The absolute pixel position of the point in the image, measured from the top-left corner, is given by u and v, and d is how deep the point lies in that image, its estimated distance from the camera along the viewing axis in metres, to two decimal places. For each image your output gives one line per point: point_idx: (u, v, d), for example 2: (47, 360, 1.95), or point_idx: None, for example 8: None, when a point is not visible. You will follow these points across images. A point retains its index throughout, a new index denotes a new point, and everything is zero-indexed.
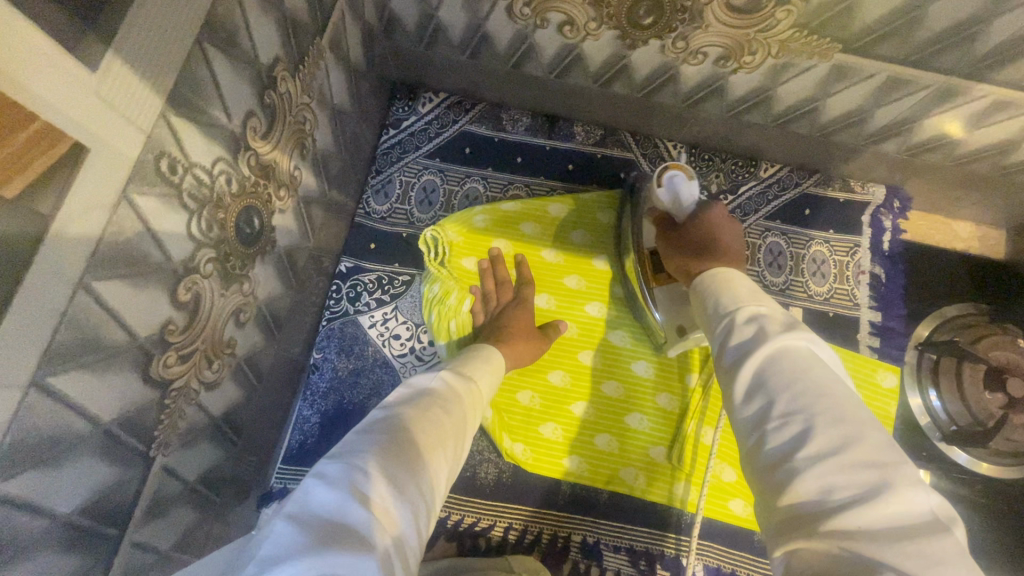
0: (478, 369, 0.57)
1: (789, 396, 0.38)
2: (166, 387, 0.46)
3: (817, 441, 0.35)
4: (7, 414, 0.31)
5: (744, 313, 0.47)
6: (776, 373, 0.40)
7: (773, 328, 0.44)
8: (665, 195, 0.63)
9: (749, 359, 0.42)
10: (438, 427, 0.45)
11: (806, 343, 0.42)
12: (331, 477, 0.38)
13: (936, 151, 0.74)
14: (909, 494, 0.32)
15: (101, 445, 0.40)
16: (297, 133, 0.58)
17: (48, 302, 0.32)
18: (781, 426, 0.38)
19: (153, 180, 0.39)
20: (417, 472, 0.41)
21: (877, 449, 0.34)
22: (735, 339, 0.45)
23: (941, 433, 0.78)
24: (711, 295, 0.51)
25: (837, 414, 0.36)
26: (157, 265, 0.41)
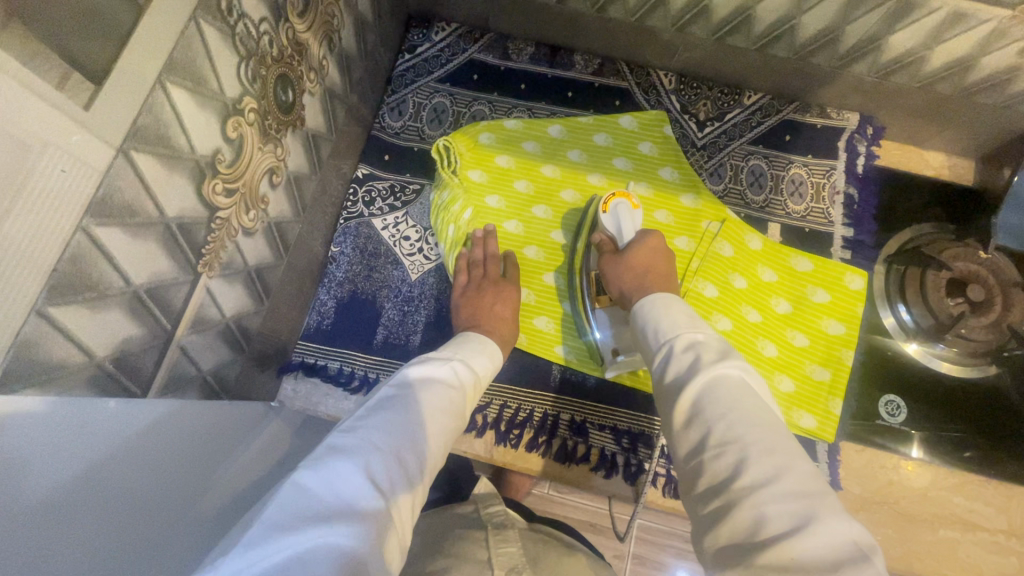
0: (480, 362, 0.63)
1: (723, 429, 0.49)
2: (213, 212, 0.54)
3: (747, 475, 0.45)
4: (102, 165, 0.39)
5: (682, 341, 0.58)
6: (710, 406, 0.51)
7: (704, 356, 0.56)
8: (611, 219, 0.78)
9: (687, 387, 0.54)
10: (439, 423, 0.52)
11: (736, 372, 0.54)
12: (343, 456, 0.43)
13: (903, 72, 0.81)
14: (829, 522, 0.41)
15: (163, 235, 0.48)
16: (326, 24, 0.66)
17: (136, 83, 0.40)
18: (715, 456, 0.48)
19: (214, 14, 0.47)
20: (420, 465, 0.48)
21: (797, 481, 0.44)
22: (677, 367, 0.56)
23: (909, 339, 0.84)
24: (648, 320, 0.63)
25: (768, 450, 0.47)
26: (213, 93, 0.49)
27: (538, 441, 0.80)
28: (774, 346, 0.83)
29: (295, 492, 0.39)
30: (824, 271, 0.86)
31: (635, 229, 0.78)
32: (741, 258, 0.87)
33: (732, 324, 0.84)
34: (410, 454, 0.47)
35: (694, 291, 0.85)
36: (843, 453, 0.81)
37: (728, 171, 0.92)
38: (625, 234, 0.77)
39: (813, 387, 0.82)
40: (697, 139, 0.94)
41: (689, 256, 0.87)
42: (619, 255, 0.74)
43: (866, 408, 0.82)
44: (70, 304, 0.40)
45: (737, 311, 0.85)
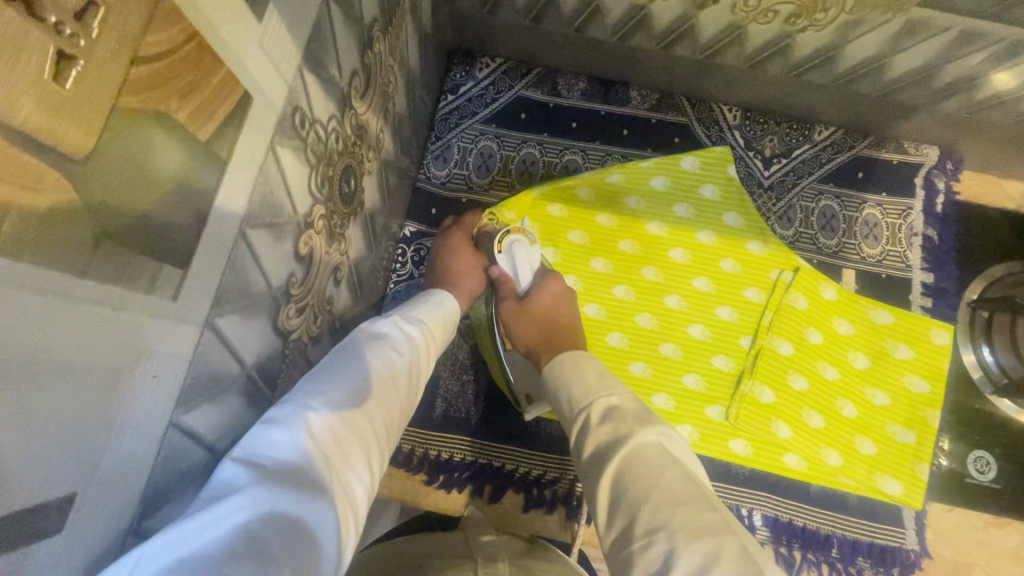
0: (433, 318, 0.59)
1: (649, 514, 0.45)
2: (287, 338, 0.48)
3: (679, 564, 0.41)
4: (189, 350, 0.33)
5: (594, 409, 0.55)
6: (631, 488, 0.47)
7: (622, 427, 0.52)
8: (508, 258, 0.76)
9: (604, 467, 0.50)
10: (387, 381, 0.48)
11: (655, 437, 0.51)
12: (280, 420, 0.40)
13: (998, 108, 0.75)
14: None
15: (244, 388, 0.42)
16: (383, 94, 0.59)
17: (219, 245, 0.34)
18: (646, 546, 0.43)
19: (289, 134, 0.40)
20: (368, 423, 0.44)
21: (738, 564, 0.40)
22: (597, 442, 0.53)
23: (993, 386, 0.80)
24: (561, 389, 0.60)
25: (694, 526, 0.43)
26: (288, 218, 0.43)
27: None
28: (853, 406, 0.79)
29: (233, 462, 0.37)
30: (906, 324, 0.81)
31: (531, 267, 0.76)
32: (816, 310, 0.82)
33: (809, 383, 0.80)
34: (356, 409, 0.43)
35: (768, 349, 0.80)
36: (931, 514, 0.78)
37: (798, 214, 0.86)
38: (523, 273, 0.75)
39: (895, 449, 0.78)
40: (763, 179, 0.88)
41: (761, 309, 0.82)
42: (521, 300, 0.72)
43: (955, 464, 0.79)
44: (164, 507, 0.35)
45: (812, 368, 0.80)
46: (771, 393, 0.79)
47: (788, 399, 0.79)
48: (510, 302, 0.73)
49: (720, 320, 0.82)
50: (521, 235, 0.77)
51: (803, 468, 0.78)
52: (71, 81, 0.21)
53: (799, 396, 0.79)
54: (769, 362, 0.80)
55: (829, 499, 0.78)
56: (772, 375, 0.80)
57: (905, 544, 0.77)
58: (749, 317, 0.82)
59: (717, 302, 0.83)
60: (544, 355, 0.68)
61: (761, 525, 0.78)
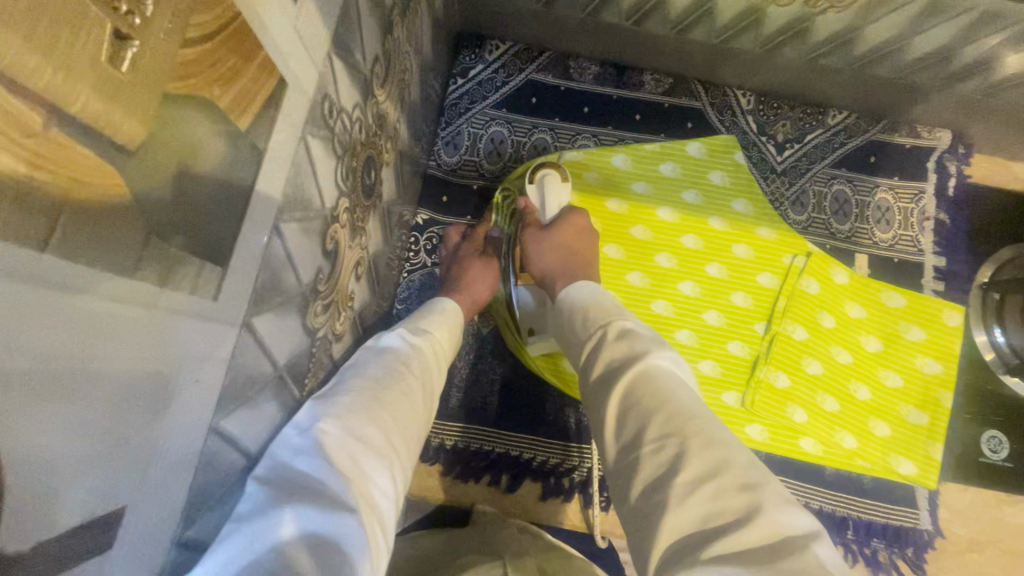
0: (437, 328, 0.57)
1: (662, 420, 0.43)
2: (314, 336, 0.47)
3: (688, 466, 0.39)
4: (227, 350, 0.32)
5: (612, 329, 0.53)
6: (643, 399, 0.45)
7: (636, 343, 0.50)
8: (537, 191, 0.75)
9: (616, 383, 0.47)
10: (401, 394, 0.45)
11: (670, 363, 0.49)
12: (298, 444, 0.37)
13: (1013, 91, 0.75)
14: (774, 516, 0.36)
15: (277, 388, 0.40)
16: (401, 82, 0.57)
17: (255, 243, 0.32)
18: (657, 450, 0.41)
19: (319, 123, 0.38)
20: (390, 439, 0.41)
21: (747, 472, 0.39)
22: (608, 358, 0.50)
23: (1006, 367, 0.80)
24: (576, 309, 0.58)
25: (707, 435, 0.41)
26: (317, 210, 0.41)
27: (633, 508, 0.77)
28: (867, 389, 0.79)
29: (257, 488, 0.35)
30: (919, 307, 0.81)
31: (560, 204, 0.75)
32: (829, 295, 0.81)
33: (824, 367, 0.79)
34: (377, 425, 0.41)
35: (785, 334, 0.80)
36: (946, 494, 0.79)
37: (811, 199, 0.86)
38: (549, 207, 0.74)
39: (910, 431, 0.78)
40: (776, 164, 0.87)
41: (774, 294, 0.81)
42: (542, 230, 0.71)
43: (970, 446, 0.79)
44: (203, 515, 0.33)
45: (827, 353, 0.80)
46: (786, 377, 0.79)
47: (804, 383, 0.79)
48: (531, 228, 0.72)
49: (735, 306, 0.81)
50: (554, 171, 0.77)
51: (819, 452, 0.77)
52: (128, 63, 0.19)
53: (817, 381, 0.79)
54: (785, 348, 0.79)
55: (846, 483, 0.78)
56: (787, 360, 0.79)
57: (919, 524, 0.77)
58: (765, 302, 0.81)
59: (730, 288, 0.82)
60: (559, 282, 0.65)
61: None
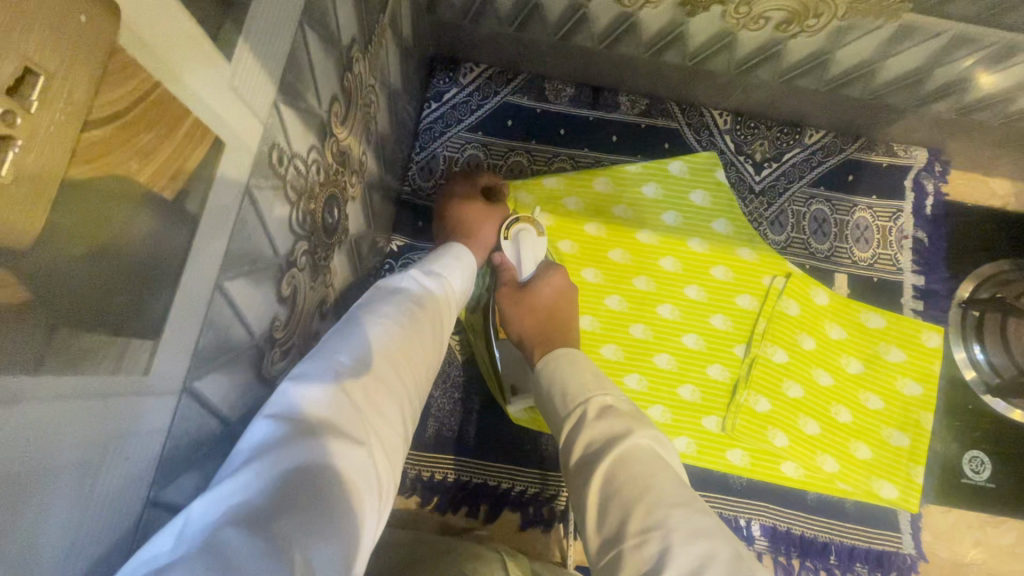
0: (450, 273, 0.56)
1: (645, 512, 0.42)
2: (272, 383, 0.45)
3: (672, 565, 0.39)
4: (165, 420, 0.31)
5: (590, 405, 0.51)
6: (624, 488, 0.44)
7: (616, 426, 0.49)
8: (514, 246, 0.74)
9: (599, 465, 0.46)
10: (414, 340, 0.44)
11: (650, 441, 0.48)
12: (313, 368, 0.36)
13: (987, 110, 0.75)
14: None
15: (229, 445, 0.39)
16: (365, 116, 0.56)
17: (194, 306, 0.31)
18: (640, 544, 0.41)
19: (267, 174, 0.37)
20: (401, 380, 0.41)
21: (730, 569, 0.39)
22: (588, 435, 0.49)
23: (986, 386, 0.80)
24: (554, 383, 0.56)
25: (690, 527, 0.41)
26: (269, 261, 0.40)
27: None
28: (848, 412, 0.78)
29: (276, 412, 0.33)
30: (899, 327, 0.80)
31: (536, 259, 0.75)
32: (809, 316, 0.81)
33: (804, 390, 0.79)
34: (391, 366, 0.40)
35: (764, 358, 0.79)
36: (929, 516, 0.78)
37: (790, 219, 0.86)
38: (526, 264, 0.74)
39: (892, 454, 0.77)
40: (755, 183, 0.86)
41: (754, 316, 0.81)
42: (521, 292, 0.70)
43: (952, 466, 0.79)
44: None
45: (807, 375, 0.79)
46: (766, 401, 0.78)
47: (784, 406, 0.78)
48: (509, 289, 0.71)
49: (715, 329, 0.81)
50: (529, 225, 0.75)
51: (801, 476, 0.77)
52: (9, 164, 0.17)
53: (797, 404, 0.78)
54: (765, 371, 0.79)
55: (827, 508, 0.77)
56: (767, 383, 0.79)
57: (901, 548, 0.76)
58: (744, 324, 0.81)
59: (709, 311, 0.81)
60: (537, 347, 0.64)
61: (759, 536, 0.76)
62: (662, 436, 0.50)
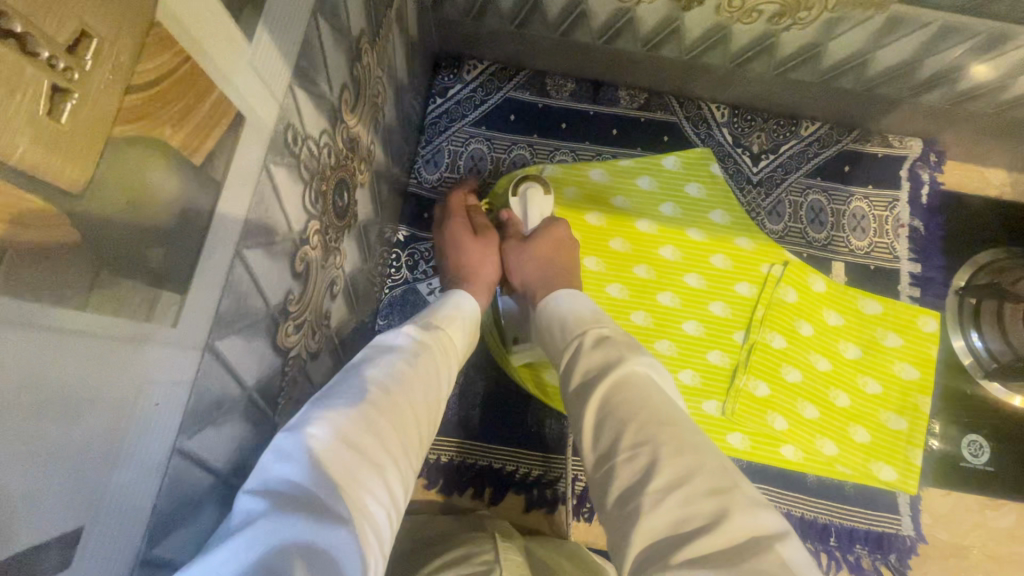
0: (447, 325, 0.57)
1: (636, 429, 0.44)
2: (286, 355, 0.48)
3: (660, 474, 0.41)
4: (190, 375, 0.33)
5: (587, 336, 0.55)
6: (619, 407, 0.46)
7: (611, 352, 0.52)
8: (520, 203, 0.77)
9: (596, 387, 0.49)
10: (405, 400, 0.45)
11: (645, 369, 0.50)
12: (288, 443, 0.38)
13: (979, 100, 0.77)
14: (743, 519, 0.38)
15: (246, 408, 0.42)
16: (373, 106, 0.59)
17: (217, 269, 0.34)
18: (632, 457, 0.43)
19: (283, 153, 0.40)
20: (383, 440, 0.41)
21: (718, 478, 0.41)
22: (585, 366, 0.52)
23: (983, 371, 0.81)
24: (556, 320, 0.60)
25: (679, 443, 0.43)
26: (284, 235, 0.43)
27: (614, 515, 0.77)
28: (846, 396, 0.80)
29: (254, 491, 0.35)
30: (895, 313, 0.82)
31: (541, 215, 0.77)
32: (806, 303, 0.82)
33: (802, 375, 0.80)
34: (370, 426, 0.41)
35: (762, 344, 0.81)
36: (928, 499, 0.79)
37: (787, 208, 0.87)
38: (532, 218, 0.76)
39: (890, 437, 0.78)
40: (752, 174, 0.88)
41: (753, 303, 0.82)
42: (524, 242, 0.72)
43: (951, 450, 0.80)
44: (169, 534, 0.34)
45: (805, 360, 0.81)
46: (765, 386, 0.80)
47: (783, 391, 0.80)
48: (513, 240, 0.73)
49: (714, 315, 0.82)
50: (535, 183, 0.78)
51: (801, 459, 0.78)
52: (66, 114, 0.20)
53: (795, 388, 0.80)
54: (764, 356, 0.80)
55: (828, 490, 0.78)
56: (766, 369, 0.80)
57: (901, 530, 0.77)
58: (743, 311, 0.82)
59: (708, 298, 0.83)
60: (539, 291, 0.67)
61: None
62: (657, 364, 0.52)
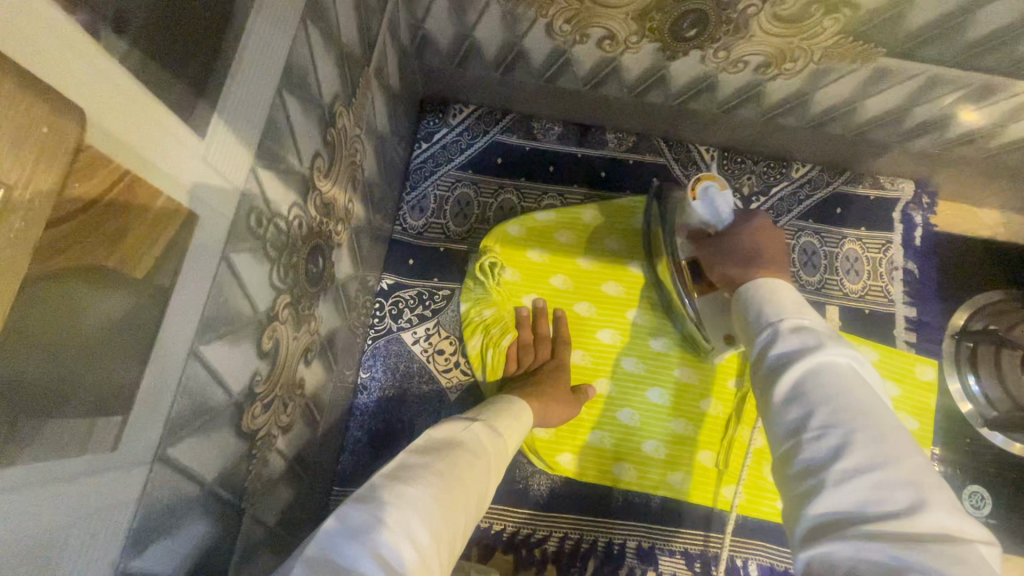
0: (511, 430, 0.56)
1: (832, 408, 0.40)
2: (253, 438, 0.45)
3: (852, 455, 0.37)
4: (135, 492, 0.31)
5: (785, 322, 0.49)
6: (814, 389, 0.43)
7: (819, 343, 0.45)
8: (704, 206, 0.62)
9: (792, 366, 0.45)
10: (457, 502, 0.42)
11: (848, 361, 0.44)
12: (359, 522, 0.36)
13: (969, 145, 0.76)
14: (945, 517, 0.33)
15: (205, 505, 0.39)
16: (350, 164, 0.57)
17: (167, 376, 0.32)
18: (819, 437, 0.40)
19: (245, 237, 0.38)
20: (440, 540, 0.38)
21: (916, 472, 0.36)
22: (776, 347, 0.47)
23: (983, 419, 0.79)
24: (755, 304, 0.52)
25: (876, 430, 0.39)
26: (248, 319, 0.41)
27: (606, 574, 0.74)
28: None
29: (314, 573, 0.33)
30: (891, 361, 0.79)
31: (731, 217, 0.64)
32: None
33: None
34: (433, 527, 0.38)
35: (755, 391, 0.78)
36: None
37: None
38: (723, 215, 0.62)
39: None
40: None
41: None
42: (714, 241, 0.64)
43: (952, 502, 0.77)
44: None
45: None
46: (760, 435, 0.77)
47: None
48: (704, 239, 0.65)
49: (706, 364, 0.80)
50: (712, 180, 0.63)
51: None
52: None
53: None
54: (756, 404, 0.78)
55: None
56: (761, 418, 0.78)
57: None
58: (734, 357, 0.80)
59: None
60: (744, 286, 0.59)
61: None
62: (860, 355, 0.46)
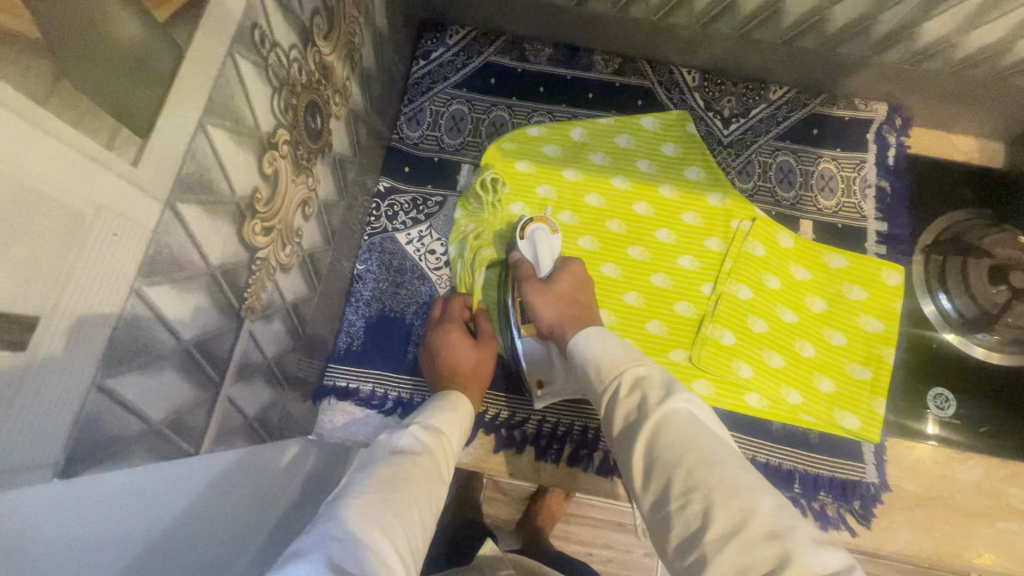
0: (448, 422, 0.60)
1: (685, 474, 0.45)
2: (254, 253, 0.51)
3: (715, 522, 0.41)
4: (149, 222, 0.36)
5: (624, 380, 0.55)
6: (665, 451, 0.47)
7: (650, 396, 0.52)
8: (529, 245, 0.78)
9: (641, 431, 0.50)
10: (413, 505, 0.48)
11: (687, 405, 0.50)
12: (305, 548, 0.40)
13: (936, 58, 0.79)
14: (807, 560, 0.38)
15: (209, 284, 0.45)
16: (348, 42, 0.63)
17: (178, 132, 0.37)
18: (683, 506, 0.43)
19: (249, 48, 0.44)
20: (389, 542, 0.43)
21: (771, 520, 0.40)
22: (627, 410, 0.53)
23: (951, 328, 0.83)
24: (588, 359, 0.59)
25: (729, 484, 0.43)
26: (250, 129, 0.46)
27: (581, 456, 0.78)
28: (812, 346, 0.81)
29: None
30: (860, 267, 0.84)
31: (553, 255, 0.78)
32: (774, 257, 0.84)
33: (768, 326, 0.82)
34: (382, 532, 0.43)
35: (729, 295, 0.82)
36: (895, 451, 0.80)
37: (756, 168, 0.90)
38: (543, 259, 0.76)
39: (854, 387, 0.80)
40: (723, 137, 0.91)
41: (721, 257, 0.84)
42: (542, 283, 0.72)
43: (916, 403, 0.81)
44: (125, 373, 0.37)
45: (772, 312, 0.82)
46: (732, 335, 0.81)
47: (749, 341, 0.81)
48: (532, 282, 0.72)
49: (684, 269, 0.85)
50: (542, 224, 0.79)
51: (765, 407, 0.79)
52: None
53: (760, 336, 0.81)
54: (729, 306, 0.82)
55: (791, 437, 0.79)
56: (732, 319, 0.82)
57: (865, 477, 0.78)
58: (712, 263, 0.84)
59: (679, 252, 0.85)
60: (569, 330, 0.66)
61: None
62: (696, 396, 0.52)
